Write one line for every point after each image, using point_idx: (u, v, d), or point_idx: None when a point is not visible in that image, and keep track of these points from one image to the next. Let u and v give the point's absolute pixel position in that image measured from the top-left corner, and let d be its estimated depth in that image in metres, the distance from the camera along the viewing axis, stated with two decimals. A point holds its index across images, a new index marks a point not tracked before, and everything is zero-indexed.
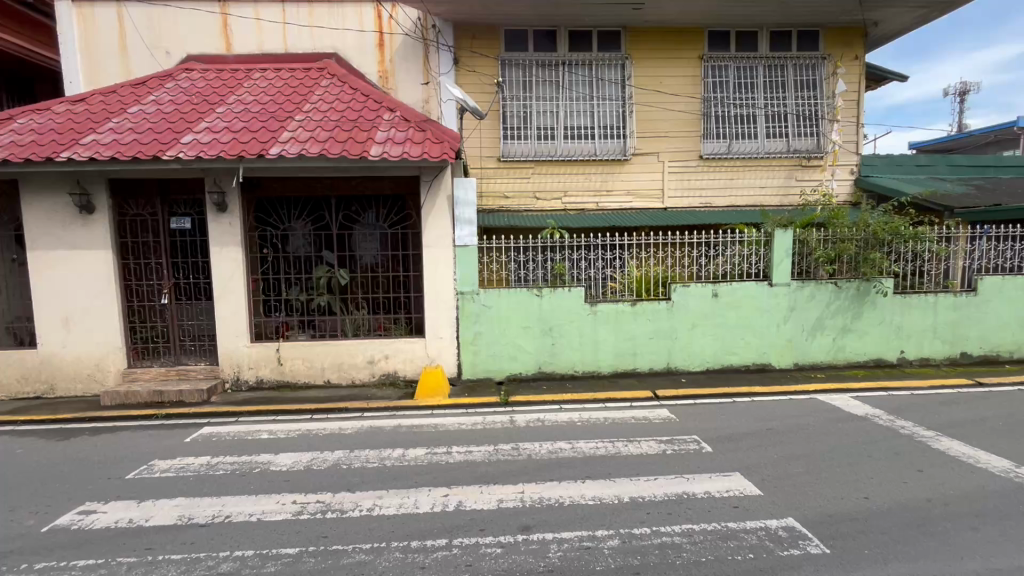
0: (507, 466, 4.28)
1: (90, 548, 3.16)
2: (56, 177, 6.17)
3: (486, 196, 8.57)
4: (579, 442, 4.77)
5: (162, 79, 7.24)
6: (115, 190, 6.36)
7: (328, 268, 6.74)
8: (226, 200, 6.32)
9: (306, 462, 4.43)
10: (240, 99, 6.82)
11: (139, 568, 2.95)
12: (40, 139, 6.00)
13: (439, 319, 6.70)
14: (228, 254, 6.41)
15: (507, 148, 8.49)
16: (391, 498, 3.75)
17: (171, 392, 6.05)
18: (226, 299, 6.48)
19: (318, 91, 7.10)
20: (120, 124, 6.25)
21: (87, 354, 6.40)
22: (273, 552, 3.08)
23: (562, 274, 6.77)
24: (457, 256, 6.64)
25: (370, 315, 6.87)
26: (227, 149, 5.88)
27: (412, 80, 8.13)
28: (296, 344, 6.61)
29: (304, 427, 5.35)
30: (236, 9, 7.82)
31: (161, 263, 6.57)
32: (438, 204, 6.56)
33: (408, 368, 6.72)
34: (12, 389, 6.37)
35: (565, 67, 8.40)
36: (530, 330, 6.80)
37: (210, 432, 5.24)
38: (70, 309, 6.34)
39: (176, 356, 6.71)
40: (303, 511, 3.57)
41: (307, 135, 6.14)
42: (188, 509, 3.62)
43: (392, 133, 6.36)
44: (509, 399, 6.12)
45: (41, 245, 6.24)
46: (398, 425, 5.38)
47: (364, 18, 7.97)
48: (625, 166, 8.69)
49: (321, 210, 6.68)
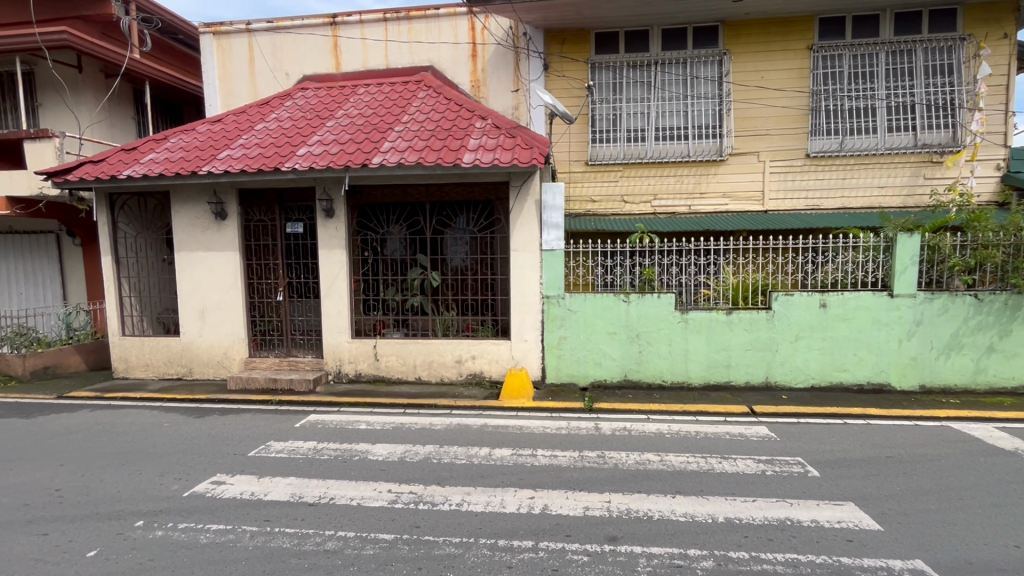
0: (594, 473, 4.21)
1: (221, 514, 3.59)
2: (198, 188, 7.08)
3: (573, 201, 8.54)
4: (667, 455, 4.59)
5: (282, 98, 8.05)
6: (243, 198, 7.17)
7: (421, 270, 7.13)
8: (334, 206, 6.88)
9: (399, 454, 4.68)
10: (347, 113, 7.41)
11: (259, 537, 3.30)
12: (186, 155, 6.94)
13: (525, 322, 6.77)
14: (335, 256, 6.97)
15: (595, 152, 8.40)
16: (479, 495, 3.85)
17: (284, 380, 6.71)
18: (332, 298, 7.05)
19: (415, 102, 7.51)
20: (249, 140, 7.06)
21: (217, 343, 7.27)
22: (372, 536, 3.29)
23: (651, 279, 6.59)
24: (543, 261, 6.68)
25: (459, 316, 7.13)
26: (336, 159, 6.40)
27: (503, 88, 8.33)
28: (392, 341, 7.01)
29: (398, 421, 5.66)
30: (346, 31, 8.53)
31: (278, 263, 7.29)
32: (526, 208, 6.66)
33: (493, 368, 6.87)
34: (160, 370, 7.40)
35: (658, 67, 8.15)
36: (616, 337, 6.67)
37: (316, 420, 5.72)
38: (206, 303, 7.24)
39: (288, 348, 7.41)
40: (397, 500, 3.78)
41: (405, 144, 6.52)
42: (299, 488, 3.98)
43: (483, 140, 6.55)
44: (594, 406, 6.02)
45: (186, 247, 7.21)
46: (484, 424, 5.51)
47: (459, 31, 8.30)
48: (721, 166, 8.25)
49: (416, 215, 7.05)
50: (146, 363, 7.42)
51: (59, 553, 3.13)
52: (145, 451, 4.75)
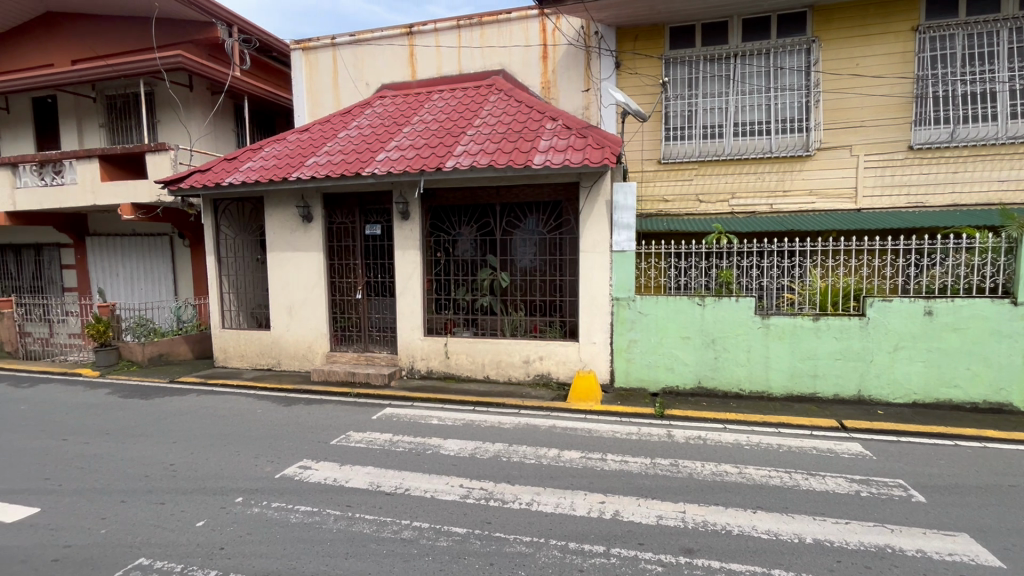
0: (667, 482, 4.07)
1: (308, 496, 3.86)
2: (287, 194, 7.64)
3: (644, 200, 8.32)
4: (747, 467, 4.35)
5: (362, 107, 8.50)
6: (327, 202, 7.65)
7: (491, 271, 7.23)
8: (409, 209, 7.17)
9: (470, 450, 4.78)
10: (422, 119, 7.69)
11: (342, 520, 3.50)
12: (278, 163, 7.51)
13: (594, 324, 6.68)
14: (409, 257, 7.27)
15: (669, 150, 8.14)
16: (549, 496, 3.85)
17: (361, 374, 7.08)
18: (406, 296, 7.35)
19: (487, 106, 7.65)
20: (333, 147, 7.52)
21: (302, 337, 7.80)
22: (446, 529, 3.38)
23: (729, 282, 6.34)
24: (613, 262, 6.57)
25: (527, 317, 7.16)
26: (411, 163, 6.66)
27: (573, 87, 8.27)
28: (462, 340, 7.18)
29: (468, 418, 5.79)
30: (422, 40, 8.85)
31: (356, 263, 7.69)
32: (597, 209, 6.58)
33: (561, 370, 6.84)
34: (254, 360, 8.06)
35: (737, 58, 7.76)
36: (690, 342, 6.41)
37: (391, 413, 5.98)
38: (294, 300, 7.79)
39: (365, 343, 7.79)
40: (469, 495, 3.87)
41: (477, 147, 6.67)
42: (377, 477, 4.18)
43: (554, 141, 6.55)
44: (665, 412, 5.82)
45: (277, 248, 7.80)
46: (553, 425, 5.50)
47: (530, 33, 8.35)
48: (808, 162, 7.70)
49: (486, 217, 7.17)
50: (241, 353, 8.11)
51: (173, 521, 3.49)
52: (242, 435, 5.19)
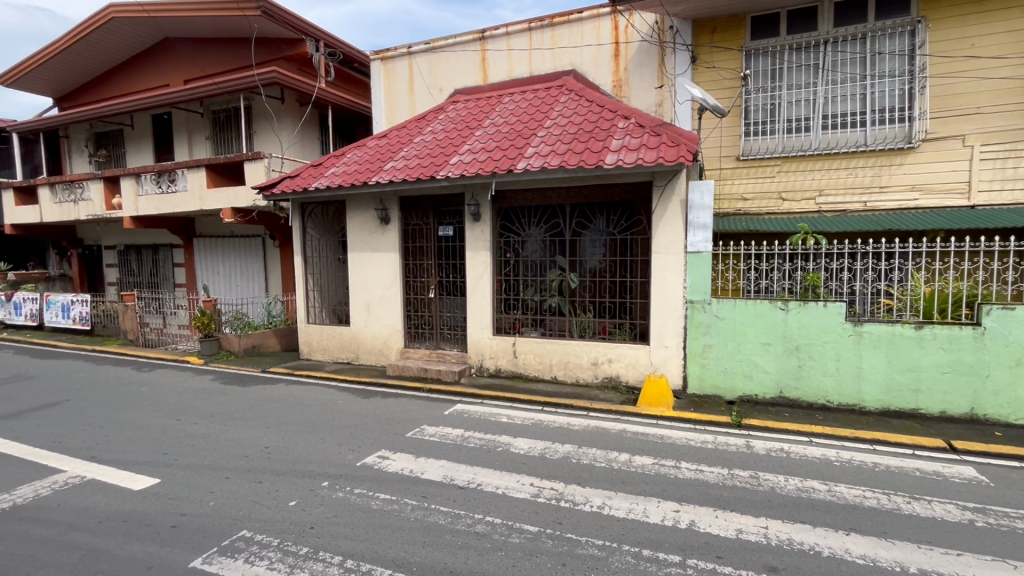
0: (746, 495, 3.87)
1: (388, 485, 4.06)
2: (367, 197, 8.06)
3: (722, 199, 7.96)
4: (837, 485, 4.05)
5: (436, 112, 8.80)
6: (403, 205, 7.98)
7: (560, 271, 7.22)
8: (481, 211, 7.35)
9: (540, 449, 4.81)
10: (494, 122, 7.84)
11: (419, 510, 3.65)
12: (359, 168, 7.94)
13: (666, 327, 6.48)
14: (480, 257, 7.44)
15: (749, 146, 7.73)
16: (621, 501, 3.79)
17: (434, 370, 7.34)
18: (476, 296, 7.53)
19: (558, 106, 7.66)
20: (409, 152, 7.84)
21: (379, 334, 8.21)
22: (518, 526, 3.43)
23: (816, 286, 5.95)
24: (688, 264, 6.34)
25: (595, 318, 7.09)
26: (483, 166, 6.81)
27: (646, 85, 8.02)
28: (530, 340, 7.23)
29: (536, 417, 5.83)
30: (494, 44, 9.01)
31: (430, 263, 7.96)
32: (671, 208, 6.38)
33: (630, 374, 6.69)
34: (335, 354, 8.59)
35: (828, 45, 7.21)
36: (771, 349, 6.06)
37: (463, 409, 6.15)
38: (371, 298, 8.22)
39: (437, 341, 8.04)
40: (539, 494, 3.90)
41: (548, 149, 6.70)
42: (451, 471, 4.32)
43: (626, 140, 6.44)
44: (743, 421, 5.53)
45: (357, 248, 8.26)
46: (623, 429, 5.41)
47: (601, 31, 8.22)
48: (910, 155, 7.03)
49: (556, 217, 7.16)
50: (324, 347, 8.67)
51: (269, 499, 3.81)
52: (327, 423, 5.56)
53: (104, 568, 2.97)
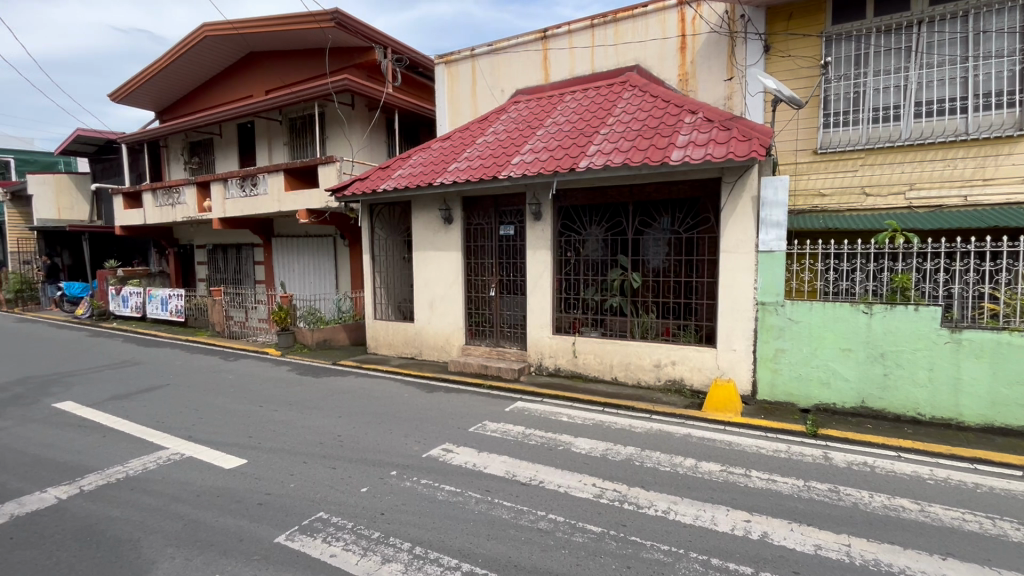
0: (824, 509, 3.65)
1: (453, 477, 4.18)
2: (431, 197, 8.31)
3: (797, 195, 7.50)
4: (929, 505, 3.73)
5: (498, 113, 8.92)
6: (466, 205, 8.16)
7: (622, 271, 7.09)
8: (542, 210, 7.38)
9: (601, 450, 4.77)
10: (555, 121, 7.84)
11: (483, 503, 3.74)
12: (424, 170, 8.20)
13: (735, 329, 6.22)
14: (541, 256, 7.46)
15: (829, 138, 7.25)
16: (687, 507, 3.69)
17: (494, 368, 7.45)
18: (536, 294, 7.55)
19: (621, 103, 7.54)
20: (472, 153, 8.01)
21: (442, 330, 8.43)
22: (581, 525, 3.43)
23: (906, 288, 5.47)
24: (759, 264, 6.05)
25: (659, 319, 6.92)
26: (545, 165, 6.83)
27: (714, 77, 7.66)
28: (590, 340, 7.17)
29: (597, 418, 5.77)
30: (556, 43, 9.00)
31: (490, 262, 8.07)
32: (741, 205, 6.11)
33: (695, 377, 6.47)
34: (400, 349, 8.92)
35: (923, 26, 6.64)
36: (853, 355, 5.65)
37: (523, 407, 6.20)
38: (435, 296, 8.46)
39: (497, 339, 8.15)
40: (602, 495, 3.87)
41: (611, 147, 6.61)
42: (513, 467, 4.38)
43: (693, 135, 6.24)
44: (819, 431, 5.21)
45: (422, 248, 8.53)
46: (688, 434, 5.24)
47: (667, 25, 7.97)
48: (1020, 143, 6.33)
49: (619, 216, 7.05)
50: (389, 342, 9.03)
51: (343, 484, 4.03)
52: (394, 415, 5.81)
53: (202, 537, 3.27)
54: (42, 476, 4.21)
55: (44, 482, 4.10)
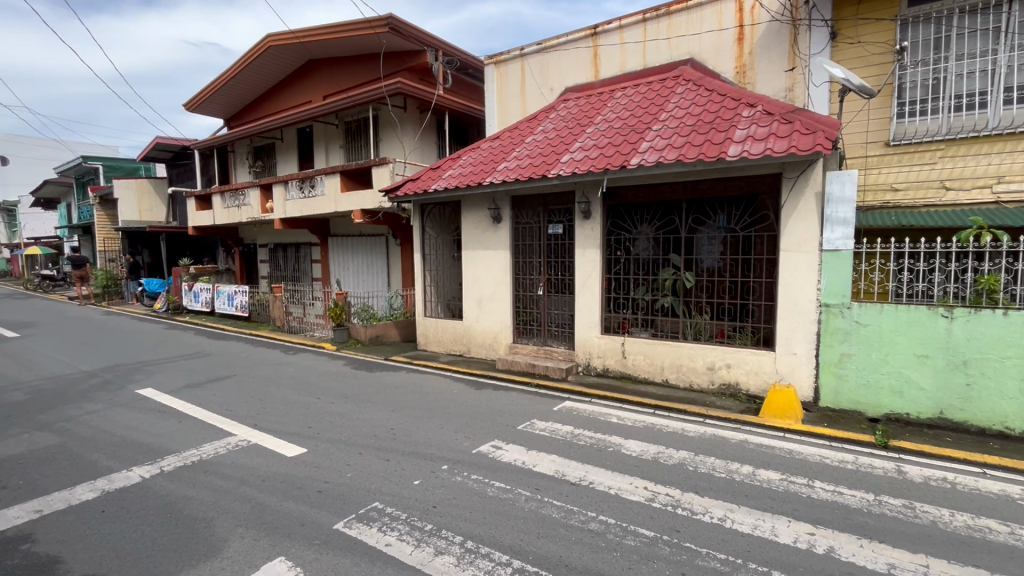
0: (898, 526, 3.41)
1: (503, 474, 4.22)
2: (481, 197, 8.39)
3: (867, 190, 7.05)
4: (1021, 527, 3.40)
5: (548, 111, 8.89)
6: (515, 204, 8.19)
7: (674, 270, 6.90)
8: (591, 208, 7.27)
9: (653, 453, 4.67)
10: (606, 118, 7.73)
11: (533, 501, 3.75)
12: (473, 170, 8.30)
13: (795, 332, 5.92)
14: (589, 255, 7.35)
15: (902, 129, 6.77)
16: (745, 515, 3.55)
17: (541, 367, 7.45)
18: (585, 294, 7.46)
19: (674, 98, 7.34)
20: (521, 152, 8.03)
21: (490, 328, 8.51)
22: (633, 528, 3.37)
23: (993, 290, 5.03)
24: (823, 263, 5.73)
25: (712, 320, 6.73)
26: (595, 163, 6.75)
27: (774, 68, 7.28)
28: (640, 341, 7.04)
29: (648, 420, 5.65)
30: (606, 39, 8.86)
31: (539, 261, 8.06)
32: (804, 201, 5.80)
33: (751, 381, 6.21)
34: (449, 346, 9.08)
35: (1013, 5, 6.10)
36: (930, 362, 5.25)
37: (572, 406, 6.17)
38: (484, 295, 8.54)
39: (545, 338, 8.15)
40: (654, 499, 3.79)
41: (664, 143, 6.45)
42: (562, 466, 4.36)
43: (752, 129, 5.98)
44: (890, 442, 4.87)
45: (471, 247, 8.65)
46: (745, 440, 5.04)
47: (724, 15, 7.65)
48: None
49: (671, 214, 6.87)
50: (439, 339, 9.22)
51: (396, 476, 4.15)
52: (445, 411, 5.93)
53: (268, 520, 3.47)
54: (128, 455, 4.59)
55: (130, 461, 4.46)
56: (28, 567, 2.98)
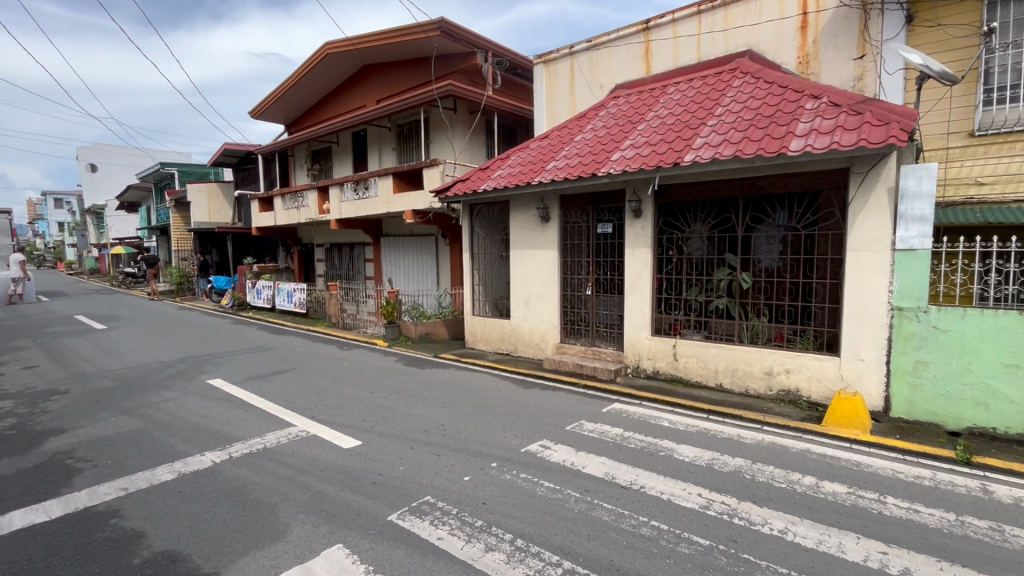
0: (984, 550, 3.13)
1: (552, 474, 4.21)
2: (529, 196, 8.39)
3: (946, 185, 6.54)
4: None
5: (597, 109, 8.78)
6: (563, 203, 8.15)
7: (729, 270, 6.67)
8: (642, 207, 7.10)
9: (707, 459, 4.52)
10: (658, 114, 7.55)
11: (583, 503, 3.71)
12: (522, 169, 8.32)
13: (863, 337, 5.56)
14: (639, 255, 7.19)
15: (989, 118, 6.23)
16: (808, 529, 3.37)
17: (589, 367, 7.37)
18: (635, 295, 7.30)
19: (730, 92, 7.07)
20: (570, 151, 7.97)
21: (537, 328, 8.51)
22: (687, 536, 3.28)
23: None
24: (896, 264, 5.34)
25: (771, 324, 6.42)
26: (647, 161, 6.60)
27: (841, 56, 6.86)
28: (692, 342, 6.83)
29: (701, 425, 5.48)
30: (659, 34, 8.65)
31: (588, 261, 7.98)
32: (875, 198, 5.44)
33: (813, 388, 5.89)
34: (496, 345, 9.15)
35: None
36: (1021, 372, 4.81)
37: (621, 408, 6.08)
38: (531, 294, 8.55)
39: (593, 338, 8.07)
40: (709, 507, 3.66)
41: (720, 138, 6.22)
42: (612, 469, 4.30)
43: (817, 122, 5.66)
44: (973, 459, 4.48)
45: (519, 246, 8.67)
46: (806, 449, 4.79)
47: (785, 4, 7.31)
48: None
49: (727, 212, 6.63)
50: (486, 338, 9.31)
51: (447, 471, 4.23)
52: (494, 408, 5.99)
53: (327, 508, 3.62)
54: (200, 441, 4.92)
55: (202, 446, 4.78)
56: (116, 540, 3.25)
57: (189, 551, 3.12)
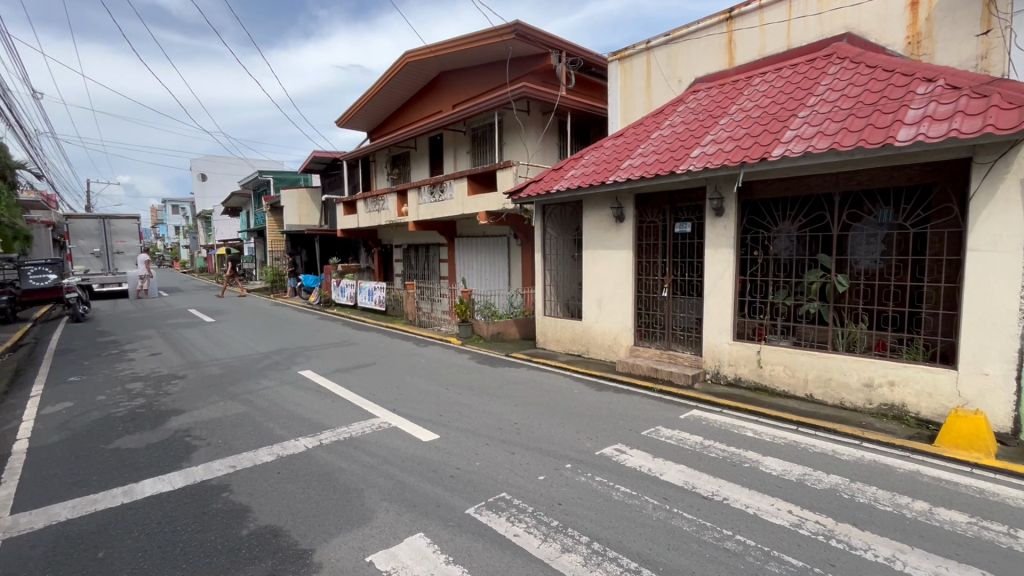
0: None
1: (629, 479, 4.12)
2: (603, 196, 8.26)
3: None
4: None
5: (675, 105, 8.49)
6: (639, 203, 7.94)
7: (822, 273, 6.21)
8: (725, 205, 6.75)
9: (797, 474, 4.21)
10: (742, 107, 7.16)
11: (661, 511, 3.60)
12: (596, 169, 8.22)
13: (987, 348, 4.92)
14: (721, 255, 6.82)
15: None
16: (922, 559, 3.04)
17: (665, 371, 7.14)
18: (715, 298, 6.93)
19: (825, 80, 6.56)
20: (647, 149, 7.76)
21: (610, 329, 8.37)
22: (777, 555, 3.08)
23: None
24: None
25: (871, 331, 5.92)
26: (731, 156, 6.27)
27: (962, 33, 6.08)
28: (778, 348, 6.41)
29: (791, 438, 5.11)
30: (743, 22, 8.19)
31: (664, 261, 7.72)
32: (1004, 191, 4.80)
33: (923, 403, 5.31)
34: (568, 346, 9.11)
35: None
36: None
37: (700, 415, 5.83)
38: (604, 295, 8.42)
39: (668, 342, 7.80)
40: (802, 526, 3.41)
41: (813, 130, 5.78)
42: (691, 478, 4.13)
43: (930, 108, 5.10)
44: None
45: (593, 246, 8.56)
46: (916, 471, 4.32)
47: None
48: None
49: (822, 209, 6.16)
50: (558, 338, 9.29)
51: (522, 470, 4.27)
52: (567, 410, 5.97)
53: (408, 497, 3.79)
54: (295, 427, 5.34)
55: (297, 432, 5.18)
56: (227, 512, 3.61)
57: (288, 527, 3.39)
